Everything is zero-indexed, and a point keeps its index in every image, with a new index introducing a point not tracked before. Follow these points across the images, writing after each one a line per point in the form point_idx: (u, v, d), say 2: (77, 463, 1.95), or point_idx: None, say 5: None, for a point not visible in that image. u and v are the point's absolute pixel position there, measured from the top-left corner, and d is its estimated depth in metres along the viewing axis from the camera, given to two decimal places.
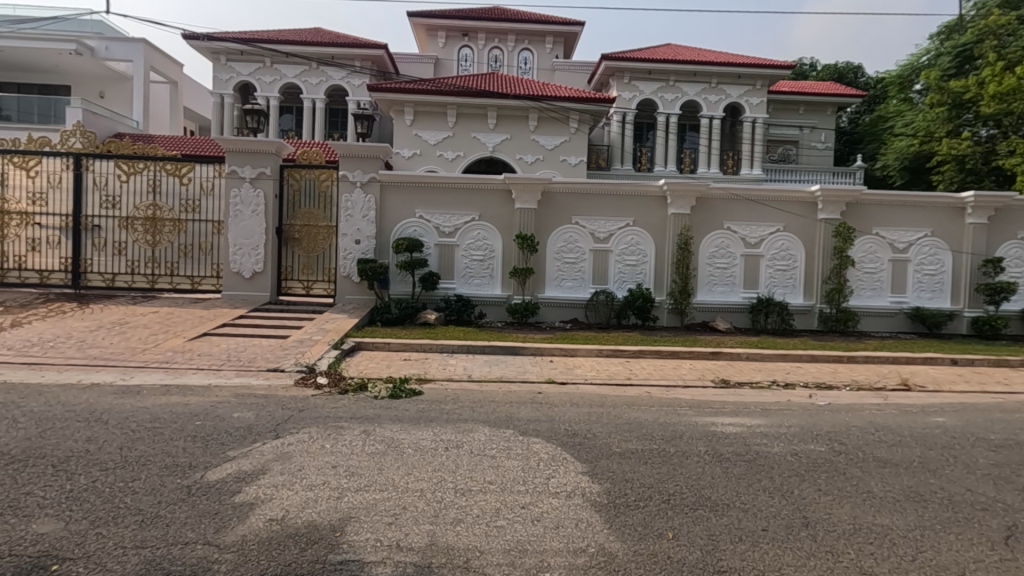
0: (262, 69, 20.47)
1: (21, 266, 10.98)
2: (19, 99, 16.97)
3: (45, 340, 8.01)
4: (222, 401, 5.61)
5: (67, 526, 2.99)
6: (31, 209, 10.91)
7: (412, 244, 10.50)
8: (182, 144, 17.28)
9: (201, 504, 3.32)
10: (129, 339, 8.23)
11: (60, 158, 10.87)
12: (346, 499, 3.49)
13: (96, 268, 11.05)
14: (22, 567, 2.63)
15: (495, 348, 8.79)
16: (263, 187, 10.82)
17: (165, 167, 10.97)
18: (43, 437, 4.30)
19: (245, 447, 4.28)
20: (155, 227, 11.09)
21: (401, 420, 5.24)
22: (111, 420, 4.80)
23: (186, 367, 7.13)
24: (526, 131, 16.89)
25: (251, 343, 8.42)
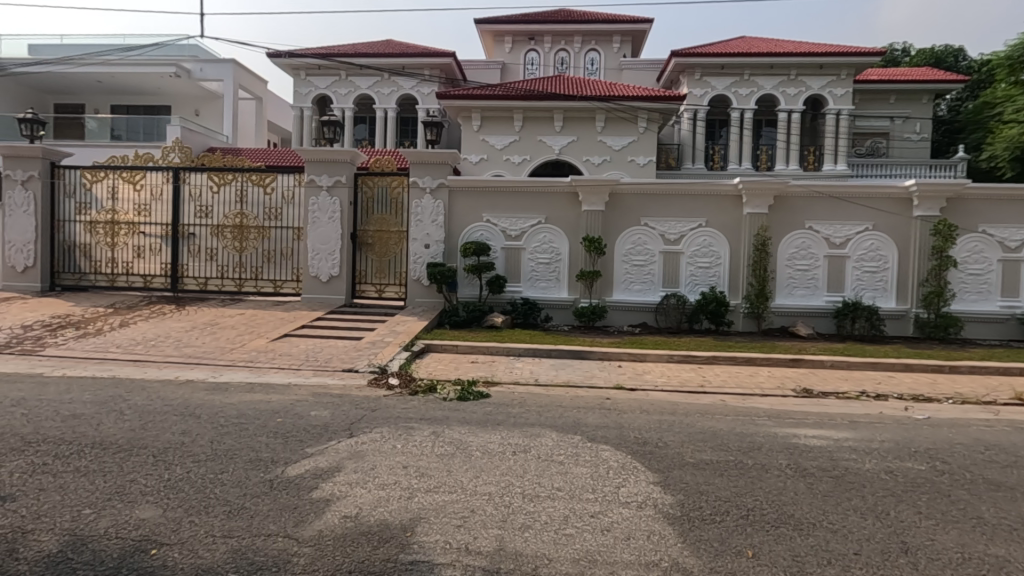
0: (339, 83, 21.46)
1: (129, 272, 12.04)
2: (128, 119, 18.61)
3: (147, 339, 8.74)
4: (301, 400, 5.88)
5: (164, 513, 3.21)
6: (137, 220, 11.95)
7: (479, 248, 10.61)
8: (266, 156, 18.39)
9: (281, 498, 3.47)
10: (219, 339, 8.82)
11: (161, 172, 11.83)
12: (417, 500, 3.55)
13: (191, 273, 11.94)
14: (126, 549, 2.84)
15: (561, 352, 8.69)
16: (340, 195, 11.33)
17: (251, 178, 11.70)
18: (145, 429, 4.67)
19: (321, 445, 4.45)
20: (242, 234, 11.82)
21: (469, 422, 5.28)
22: (202, 416, 5.13)
23: (269, 367, 7.54)
24: (593, 132, 16.70)
25: (328, 344, 8.80)
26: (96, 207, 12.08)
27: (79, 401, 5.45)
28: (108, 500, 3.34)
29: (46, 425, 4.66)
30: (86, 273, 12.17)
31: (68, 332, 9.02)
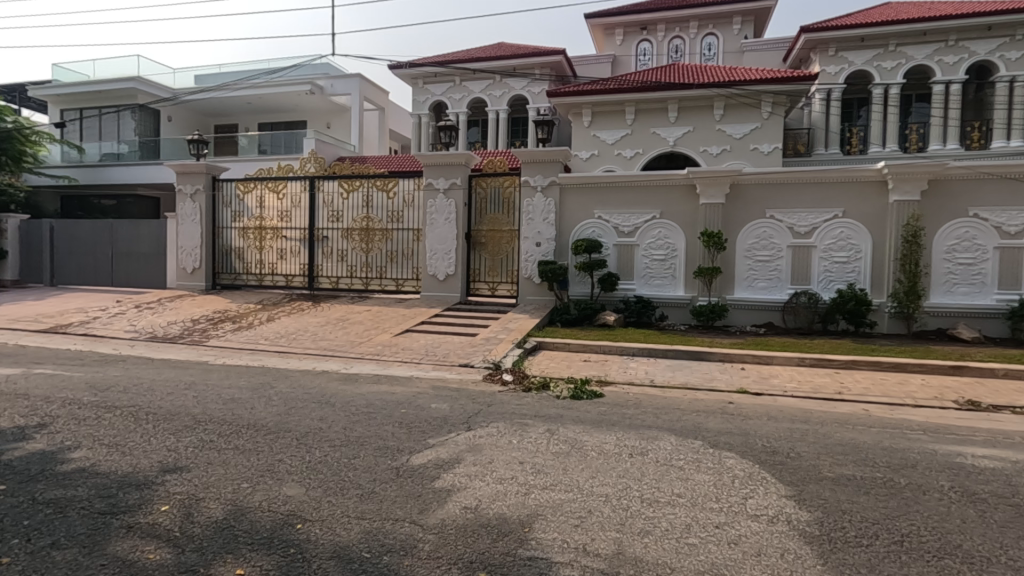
0: (453, 88, 22.35)
1: (273, 272, 13.44)
2: (272, 135, 20.76)
3: (289, 333, 9.71)
4: (422, 393, 6.18)
5: (307, 492, 3.53)
6: (280, 225, 13.29)
7: (591, 246, 10.47)
8: (389, 162, 19.62)
9: (407, 485, 3.67)
10: (349, 333, 9.55)
11: (300, 181, 13.06)
12: (534, 496, 3.58)
13: (325, 273, 13.08)
14: (278, 521, 3.16)
15: (678, 352, 8.33)
16: (455, 196, 11.79)
17: (376, 184, 12.54)
18: (289, 414, 5.17)
19: (442, 437, 4.65)
20: (368, 236, 12.72)
21: (583, 421, 5.24)
22: (336, 404, 5.59)
23: (392, 360, 8.04)
24: (711, 121, 15.83)
25: (445, 340, 9.19)
26: (247, 214, 13.60)
27: (237, 387, 6.18)
28: (261, 476, 3.74)
29: (211, 406, 5.33)
30: (240, 273, 13.76)
31: (227, 326, 10.27)
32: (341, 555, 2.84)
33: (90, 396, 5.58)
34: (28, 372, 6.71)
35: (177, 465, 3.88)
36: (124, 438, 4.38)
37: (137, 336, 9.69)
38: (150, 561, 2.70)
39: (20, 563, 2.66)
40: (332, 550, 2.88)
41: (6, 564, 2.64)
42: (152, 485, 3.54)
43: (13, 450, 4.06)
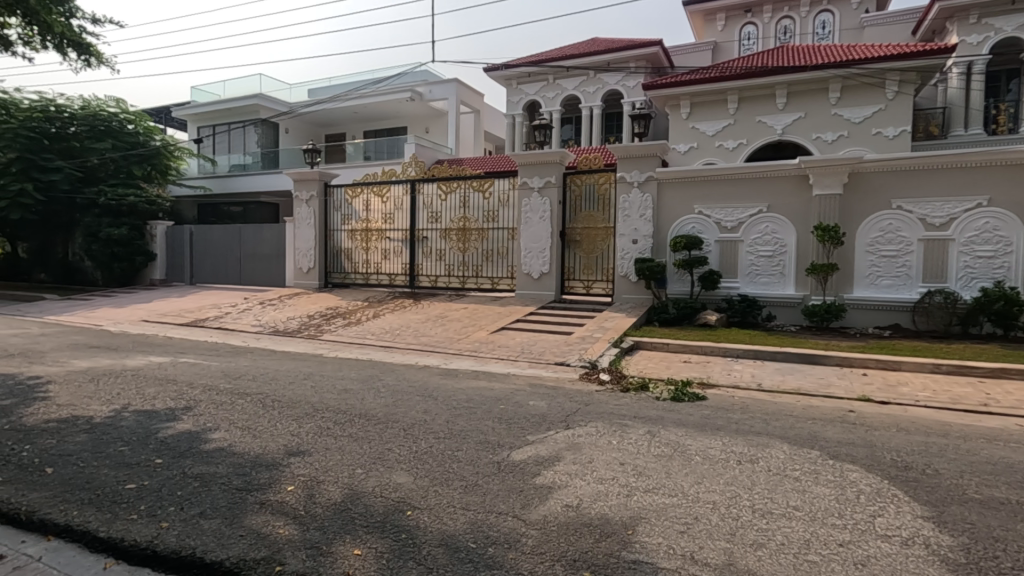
0: (547, 87, 22.42)
1: (378, 271, 14.22)
2: (375, 142, 21.96)
3: (393, 329, 10.23)
4: (520, 390, 6.27)
5: (415, 481, 3.69)
6: (384, 226, 14.03)
7: (691, 242, 10.06)
8: (484, 163, 20.07)
9: (509, 479, 3.74)
10: (448, 330, 9.89)
11: (402, 185, 13.71)
12: (636, 499, 3.50)
13: (425, 272, 13.65)
14: (389, 507, 3.33)
15: (788, 355, 7.79)
16: (550, 195, 11.82)
17: (473, 184, 12.87)
18: (396, 405, 5.45)
19: (541, 433, 4.68)
20: (465, 235, 13.08)
21: (685, 424, 5.05)
22: (439, 397, 5.81)
23: (490, 357, 8.22)
24: (825, 105, 14.64)
25: (540, 338, 9.24)
26: (355, 217, 14.47)
27: (349, 378, 6.61)
28: (373, 463, 3.97)
29: (327, 396, 5.75)
30: (348, 273, 14.69)
31: (338, 321, 11.02)
32: (449, 543, 2.94)
33: (226, 383, 6.23)
34: (176, 360, 7.62)
35: (300, 449, 4.22)
36: (255, 422, 4.84)
37: (262, 330, 10.67)
38: (280, 536, 2.95)
39: (175, 528, 3.01)
40: (440, 538, 2.99)
41: (164, 529, 3.00)
42: (279, 466, 3.87)
43: (166, 429, 4.61)
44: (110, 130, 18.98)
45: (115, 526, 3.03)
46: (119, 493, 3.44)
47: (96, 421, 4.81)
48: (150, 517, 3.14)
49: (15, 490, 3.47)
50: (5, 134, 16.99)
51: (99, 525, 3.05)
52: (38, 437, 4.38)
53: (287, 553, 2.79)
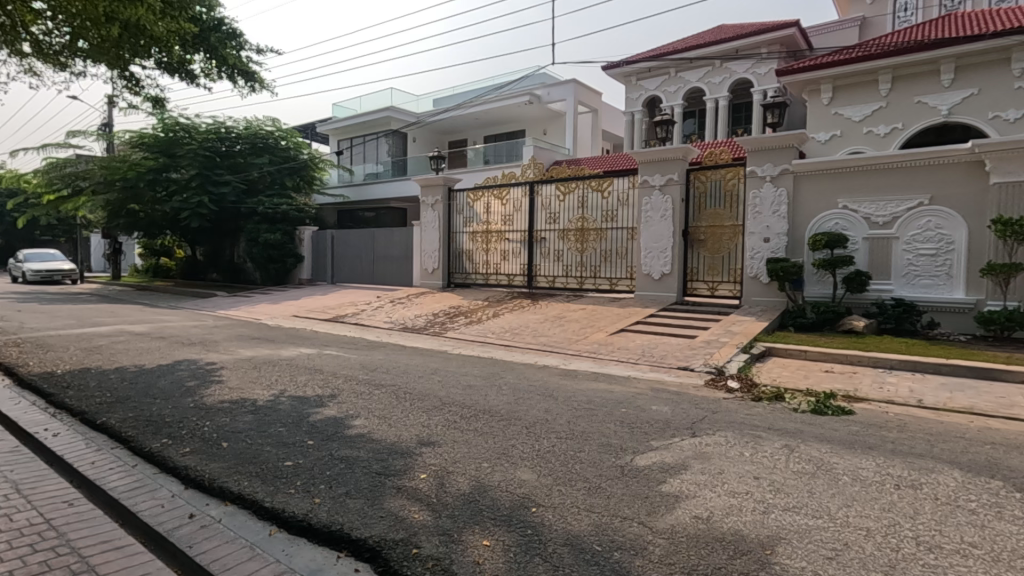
0: (668, 81, 21.63)
1: (498, 271, 14.62)
2: (495, 147, 22.62)
3: (513, 328, 10.46)
4: (640, 393, 6.12)
5: (539, 478, 3.74)
6: (503, 228, 14.40)
7: (834, 240, 9.14)
8: (602, 163, 19.86)
9: (634, 485, 3.65)
10: (566, 331, 9.91)
11: (521, 187, 13.99)
12: (774, 517, 3.25)
13: (543, 272, 13.80)
14: (514, 502, 3.40)
15: (957, 368, 6.80)
16: (672, 192, 11.39)
17: (591, 184, 12.80)
18: (518, 403, 5.57)
19: (666, 440, 4.52)
20: (583, 236, 13.04)
21: (830, 440, 4.60)
22: (559, 397, 5.84)
23: (610, 359, 8.11)
24: (1006, 78, 12.58)
25: (661, 341, 8.93)
26: (476, 219, 14.99)
27: (473, 375, 6.87)
28: (498, 458, 4.08)
29: (453, 391, 6.03)
30: (470, 273, 15.26)
31: (461, 320, 11.52)
32: (574, 543, 2.94)
33: (363, 374, 6.79)
34: (322, 352, 8.42)
35: (431, 440, 4.46)
36: (390, 412, 5.21)
37: (393, 327, 11.45)
38: (416, 520, 3.14)
39: (326, 504, 3.33)
40: (566, 538, 2.99)
41: (317, 504, 3.33)
42: (412, 455, 4.12)
43: (316, 414, 5.13)
44: (268, 146, 21.45)
45: (277, 498, 3.42)
46: (279, 469, 3.87)
47: (260, 403, 5.47)
48: (305, 492, 3.50)
49: (201, 459, 4.05)
50: (188, 155, 19.75)
51: (266, 495, 3.46)
52: (216, 415, 5.08)
53: (422, 537, 2.96)
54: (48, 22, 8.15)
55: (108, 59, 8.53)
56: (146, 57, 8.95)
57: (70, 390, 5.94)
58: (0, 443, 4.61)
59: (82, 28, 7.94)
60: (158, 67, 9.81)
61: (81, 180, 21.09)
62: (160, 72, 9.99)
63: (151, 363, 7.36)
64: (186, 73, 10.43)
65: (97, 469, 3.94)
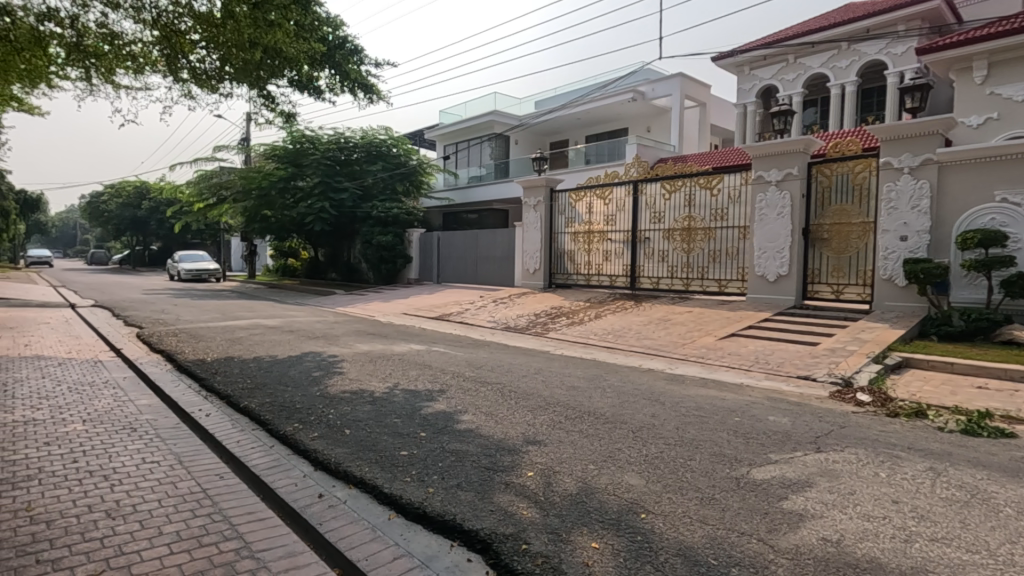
0: (786, 68, 20.15)
1: (599, 272, 14.44)
2: (597, 146, 22.38)
3: (615, 330, 10.29)
4: (755, 402, 5.75)
5: (648, 485, 3.65)
6: (605, 228, 14.21)
7: (989, 238, 8.04)
8: (710, 159, 18.97)
9: (751, 499, 3.44)
10: (671, 334, 9.57)
11: (624, 186, 13.76)
12: (918, 547, 2.91)
13: (646, 273, 13.43)
14: (623, 507, 3.34)
15: None
16: (790, 188, 10.62)
17: (699, 182, 12.33)
18: (623, 406, 5.47)
19: (786, 453, 4.23)
20: (690, 235, 12.55)
21: (985, 465, 4.05)
22: (666, 402, 5.66)
23: (719, 365, 7.73)
24: None
25: (778, 348, 8.35)
26: (578, 220, 14.94)
27: (576, 376, 6.86)
28: (604, 461, 4.04)
29: (557, 391, 6.05)
30: (571, 274, 15.21)
31: (562, 320, 11.53)
32: (687, 554, 2.83)
33: (470, 371, 7.01)
34: (431, 349, 8.82)
35: (537, 439, 4.50)
36: (496, 409, 5.34)
37: (496, 326, 11.71)
38: (524, 516, 3.19)
39: (438, 494, 3.48)
40: (678, 548, 2.89)
41: (430, 494, 3.49)
42: (519, 452, 4.19)
43: (426, 407, 5.38)
44: (381, 154, 22.73)
45: (395, 485, 3.63)
46: (396, 457, 4.11)
47: (377, 395, 5.84)
48: (420, 481, 3.68)
49: (327, 444, 4.40)
50: (312, 165, 21.48)
51: (384, 482, 3.68)
52: (339, 403, 5.50)
53: (531, 534, 3.00)
54: (203, 51, 9.28)
55: (250, 80, 9.54)
56: (281, 76, 9.89)
57: (218, 375, 6.71)
58: (165, 419, 5.31)
59: (229, 54, 8.95)
60: (291, 85, 10.80)
61: (224, 189, 23.76)
62: (292, 89, 10.99)
63: (283, 354, 8.12)
64: (313, 89, 11.38)
65: (242, 447, 4.42)
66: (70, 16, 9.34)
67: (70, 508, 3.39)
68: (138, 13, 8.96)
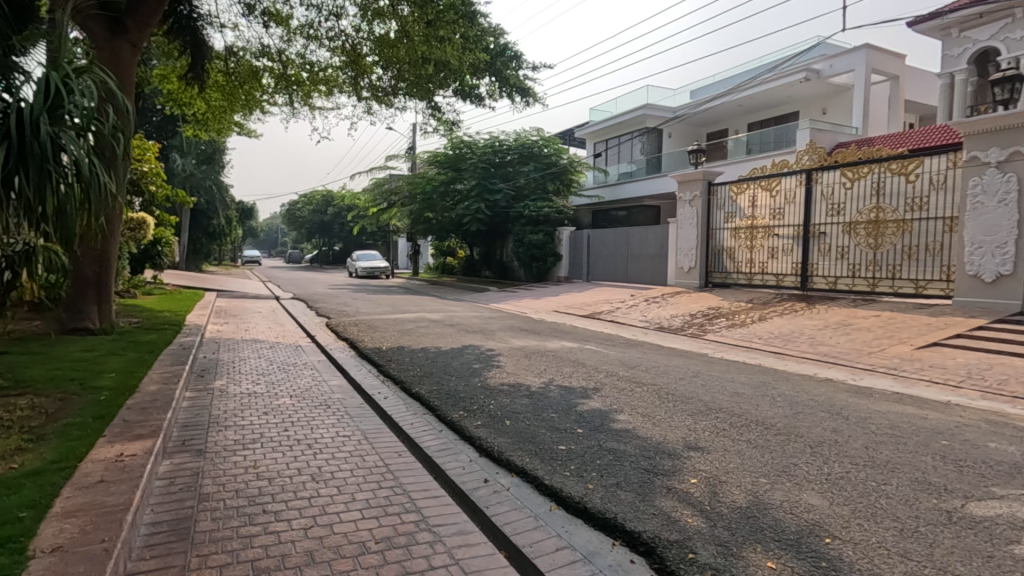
0: (1012, 25, 16.55)
1: (763, 271, 13.28)
2: (762, 133, 20.64)
3: (783, 334, 9.42)
4: (967, 425, 4.87)
5: (832, 507, 3.28)
6: (772, 223, 13.06)
7: None
8: (904, 140, 16.46)
9: (968, 538, 2.92)
10: (854, 341, 8.49)
11: (796, 176, 12.55)
12: None
13: (821, 272, 12.06)
14: (802, 528, 3.04)
15: None
16: (1016, 169, 8.81)
17: (890, 167, 10.83)
18: (798, 418, 4.99)
19: (1015, 489, 3.51)
20: (877, 229, 11.07)
21: None
22: (850, 417, 5.04)
23: (917, 378, 6.68)
24: None
25: (998, 361, 6.97)
26: (739, 215, 13.93)
27: (740, 382, 6.41)
28: (778, 475, 3.72)
29: (719, 397, 5.70)
30: (730, 272, 14.19)
31: (721, 322, 10.83)
32: None
33: (624, 371, 6.91)
34: (583, 346, 8.86)
35: (699, 445, 4.29)
36: (654, 411, 5.19)
37: (648, 326, 11.38)
38: (690, 524, 3.06)
39: (598, 492, 3.49)
40: None
41: (590, 490, 3.51)
42: (681, 457, 4.03)
43: (582, 404, 5.41)
44: (533, 154, 23.24)
45: (555, 478, 3.71)
46: (554, 451, 4.20)
47: (533, 389, 6.02)
48: (579, 477, 3.72)
49: (489, 432, 4.64)
50: (470, 169, 22.80)
51: (545, 473, 3.78)
52: (499, 395, 5.77)
53: (698, 544, 2.87)
54: (381, 70, 10.36)
55: (420, 92, 10.43)
56: (447, 86, 10.65)
57: (392, 363, 7.44)
58: (351, 398, 6.03)
59: (403, 70, 9.86)
60: (454, 94, 11.57)
61: (393, 195, 26.24)
62: (456, 98, 11.76)
63: (447, 346, 8.73)
64: (474, 97, 12.07)
65: (416, 430, 4.85)
66: (279, 51, 11.02)
67: (285, 469, 4.01)
68: (331, 42, 10.27)
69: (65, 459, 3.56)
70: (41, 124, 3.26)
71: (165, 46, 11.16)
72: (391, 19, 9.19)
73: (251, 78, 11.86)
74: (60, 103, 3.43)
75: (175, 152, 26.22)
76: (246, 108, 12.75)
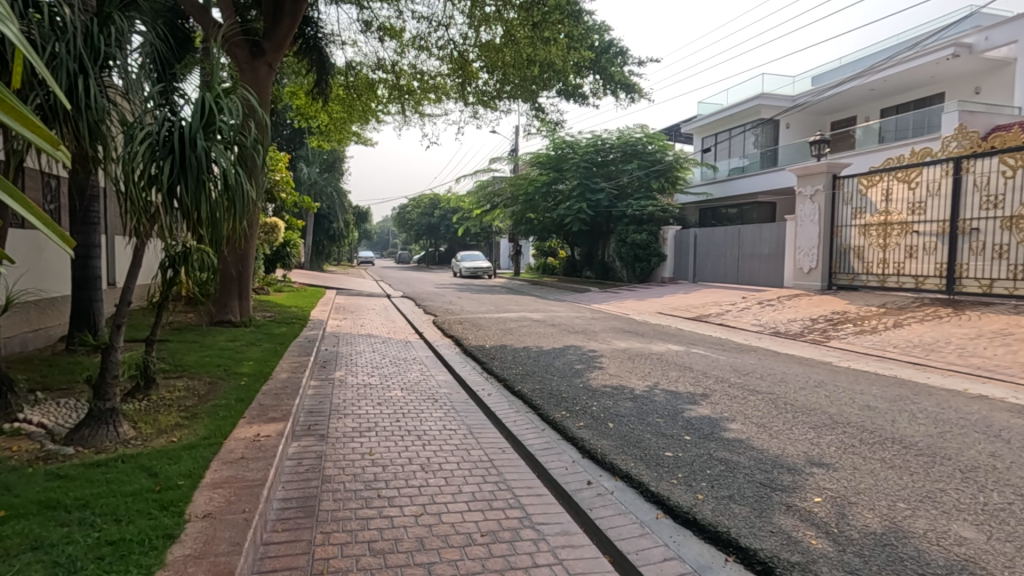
0: None
1: (900, 272, 11.91)
2: (899, 119, 18.62)
3: (925, 343, 8.40)
4: None
5: (990, 542, 2.86)
6: (910, 218, 11.68)
7: None
8: None
9: None
10: (1016, 353, 7.36)
11: (941, 165, 11.14)
12: None
13: (972, 274, 10.61)
14: (952, 564, 2.67)
15: None
16: None
17: None
18: (944, 438, 4.42)
19: None
20: None
21: None
22: (1014, 441, 4.36)
23: None
24: None
25: None
26: (869, 209, 12.64)
27: (872, 395, 5.81)
28: (921, 502, 3.31)
29: (847, 410, 5.19)
30: (858, 273, 12.88)
31: (848, 328, 9.86)
32: None
33: (736, 377, 6.52)
34: (690, 350, 8.48)
35: (823, 461, 3.94)
36: (770, 421, 4.85)
37: (762, 330, 10.66)
38: (814, 546, 2.82)
39: (709, 503, 3.32)
40: None
41: (700, 500, 3.35)
42: (802, 473, 3.72)
43: (690, 410, 5.19)
44: (638, 152, 22.61)
45: (662, 485, 3.59)
46: (661, 457, 4.06)
47: (638, 393, 5.86)
48: (688, 486, 3.56)
49: (592, 434, 4.59)
50: (572, 168, 22.70)
51: (651, 479, 3.67)
52: (602, 397, 5.69)
53: (823, 568, 2.64)
54: (486, 75, 10.65)
55: (524, 94, 10.60)
56: (551, 87, 10.72)
57: (495, 361, 7.60)
58: (457, 394, 6.23)
59: (508, 74, 10.08)
60: (558, 95, 11.60)
61: (496, 197, 26.82)
62: (559, 98, 11.79)
63: (549, 346, 8.74)
64: (578, 96, 12.03)
65: (520, 428, 4.91)
66: (393, 63, 11.70)
67: (397, 458, 4.24)
68: (440, 51, 10.70)
69: (214, 436, 4.02)
70: (199, 140, 3.71)
71: (295, 65, 12.25)
72: (496, 25, 9.41)
73: (367, 90, 12.70)
74: (213, 121, 3.86)
75: (302, 161, 28.62)
76: (363, 118, 13.65)
